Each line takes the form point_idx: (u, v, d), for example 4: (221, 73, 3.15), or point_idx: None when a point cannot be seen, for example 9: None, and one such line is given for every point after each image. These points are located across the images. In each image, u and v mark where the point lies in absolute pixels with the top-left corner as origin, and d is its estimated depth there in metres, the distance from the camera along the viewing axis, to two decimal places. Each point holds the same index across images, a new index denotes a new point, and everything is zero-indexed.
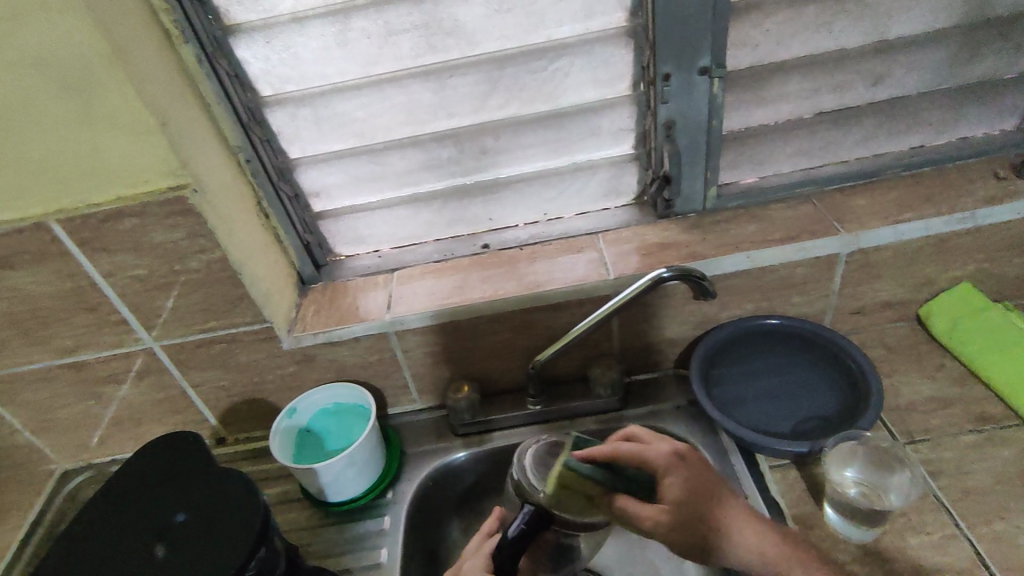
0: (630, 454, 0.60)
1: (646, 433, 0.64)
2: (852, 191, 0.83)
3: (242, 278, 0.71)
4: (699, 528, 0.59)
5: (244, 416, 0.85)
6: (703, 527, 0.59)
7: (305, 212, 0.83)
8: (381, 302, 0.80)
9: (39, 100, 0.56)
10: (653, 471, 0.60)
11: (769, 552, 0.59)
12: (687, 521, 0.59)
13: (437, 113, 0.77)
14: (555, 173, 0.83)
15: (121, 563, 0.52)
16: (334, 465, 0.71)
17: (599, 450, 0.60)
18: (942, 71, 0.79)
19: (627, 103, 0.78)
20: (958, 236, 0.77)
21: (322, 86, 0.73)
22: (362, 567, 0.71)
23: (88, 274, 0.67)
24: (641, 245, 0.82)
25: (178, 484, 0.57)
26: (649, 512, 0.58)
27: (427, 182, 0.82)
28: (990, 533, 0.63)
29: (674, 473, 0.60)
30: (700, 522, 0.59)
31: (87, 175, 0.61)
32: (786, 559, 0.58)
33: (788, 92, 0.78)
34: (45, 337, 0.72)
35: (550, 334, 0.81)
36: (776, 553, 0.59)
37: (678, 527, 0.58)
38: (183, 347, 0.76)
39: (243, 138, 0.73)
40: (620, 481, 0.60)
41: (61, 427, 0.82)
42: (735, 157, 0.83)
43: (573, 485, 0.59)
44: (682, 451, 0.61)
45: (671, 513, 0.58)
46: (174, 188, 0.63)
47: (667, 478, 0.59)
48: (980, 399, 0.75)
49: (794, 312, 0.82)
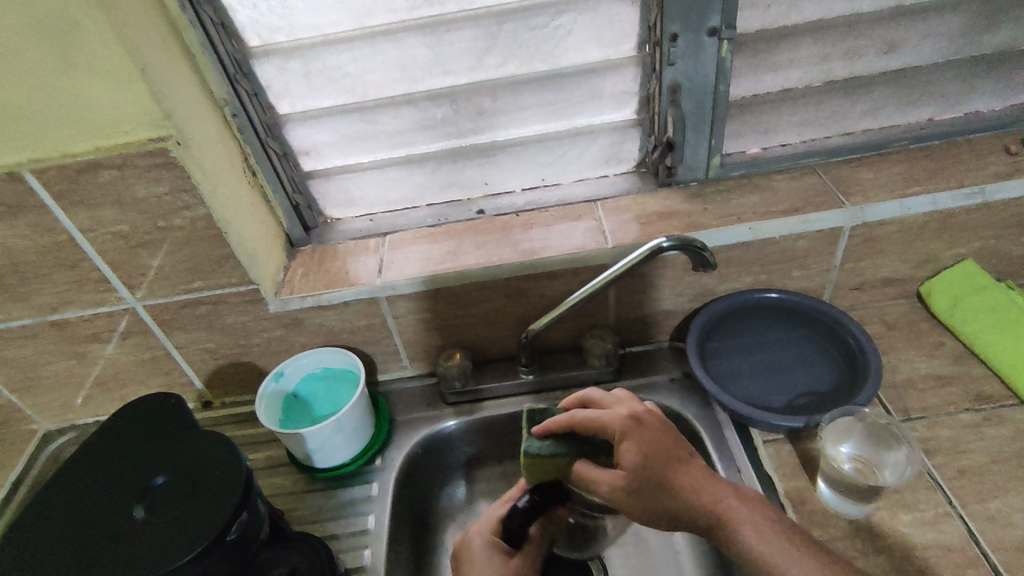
0: (587, 421, 0.58)
1: (603, 395, 0.61)
2: (859, 163, 0.80)
3: (227, 237, 0.68)
4: (661, 497, 0.54)
5: (231, 379, 0.83)
6: (661, 500, 0.54)
7: (294, 171, 0.80)
8: (372, 267, 0.78)
9: (9, 40, 0.52)
10: (609, 435, 0.57)
11: (726, 513, 0.53)
12: (646, 491, 0.54)
13: (432, 70, 0.73)
14: (554, 137, 0.80)
15: (96, 523, 0.50)
16: (322, 431, 0.70)
17: (554, 420, 0.59)
18: (958, 40, 0.76)
19: (631, 65, 0.75)
20: (965, 212, 0.76)
21: (312, 37, 0.69)
22: (349, 533, 0.70)
23: (66, 229, 0.65)
24: (640, 214, 0.79)
25: (160, 446, 0.55)
26: (608, 477, 0.55)
27: (420, 143, 0.79)
28: (983, 511, 0.63)
29: (630, 438, 0.55)
30: (655, 490, 0.54)
31: (62, 123, 0.57)
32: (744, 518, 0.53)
33: (799, 58, 0.75)
34: (24, 294, 0.70)
35: (545, 303, 0.79)
36: (735, 512, 0.53)
37: (635, 495, 0.54)
38: (168, 308, 0.74)
39: (229, 90, 0.70)
40: (580, 458, 0.57)
41: (43, 386, 0.80)
42: (740, 125, 0.80)
43: (544, 457, 0.58)
44: (639, 415, 0.57)
45: (621, 478, 0.54)
46: (157, 139, 0.60)
47: (623, 444, 0.55)
48: (979, 378, 0.74)
49: (793, 286, 0.81)
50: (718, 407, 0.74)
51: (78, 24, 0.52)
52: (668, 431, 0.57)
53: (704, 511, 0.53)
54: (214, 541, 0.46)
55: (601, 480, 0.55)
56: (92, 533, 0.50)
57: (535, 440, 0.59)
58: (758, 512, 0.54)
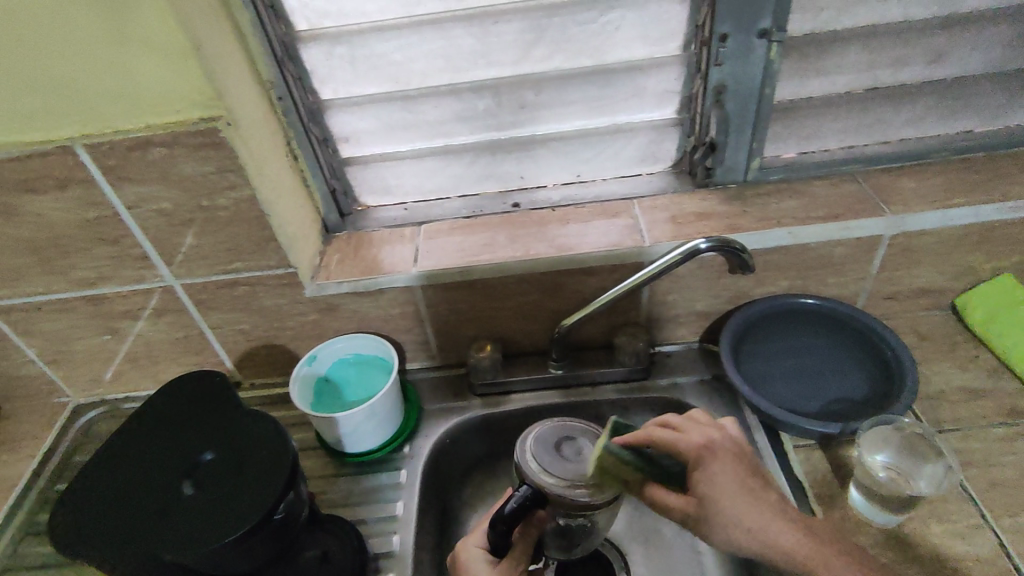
0: (662, 443, 0.57)
1: (681, 420, 0.59)
2: (899, 172, 0.80)
3: (270, 219, 0.68)
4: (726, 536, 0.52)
5: (261, 361, 0.83)
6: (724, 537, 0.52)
7: (333, 157, 0.80)
8: (407, 256, 0.78)
9: (71, 14, 0.52)
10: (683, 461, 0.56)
11: (792, 550, 0.51)
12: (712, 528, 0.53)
13: (477, 61, 0.73)
14: (594, 133, 0.80)
15: (143, 499, 0.51)
16: (356, 415, 0.71)
17: (634, 435, 0.59)
18: (1007, 51, 0.75)
19: (677, 63, 0.74)
20: (1005, 225, 0.75)
21: (361, 23, 0.69)
22: (377, 518, 0.71)
23: (111, 204, 0.65)
24: (677, 214, 0.79)
25: (206, 425, 0.56)
26: (680, 502, 0.55)
27: (460, 134, 0.79)
28: (1016, 526, 0.62)
29: (704, 467, 0.54)
30: (721, 527, 0.52)
31: (116, 99, 0.58)
32: (810, 558, 0.50)
33: (846, 63, 0.74)
34: (65, 267, 0.70)
35: (579, 299, 0.79)
36: (800, 550, 0.51)
37: (700, 528, 0.54)
38: (205, 287, 0.74)
39: (276, 74, 0.70)
40: (645, 475, 0.57)
41: (76, 360, 0.81)
42: (781, 129, 0.80)
43: (616, 470, 0.58)
44: (712, 442, 0.55)
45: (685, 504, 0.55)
46: (207, 118, 0.60)
47: (691, 472, 0.55)
48: (1013, 392, 0.74)
49: (827, 293, 0.80)
50: (750, 410, 0.74)
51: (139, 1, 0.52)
52: (744, 462, 0.55)
53: (775, 553, 0.51)
54: (261, 520, 0.47)
55: (664, 502, 0.56)
56: (140, 507, 0.50)
57: (614, 444, 0.58)
58: (826, 548, 0.51)
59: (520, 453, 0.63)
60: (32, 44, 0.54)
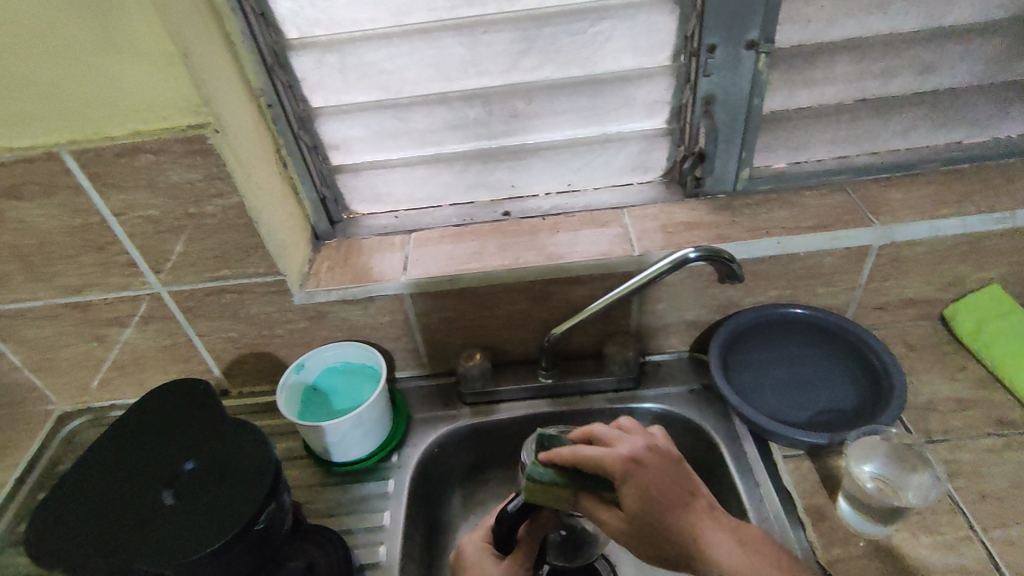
0: (588, 460, 0.53)
1: (607, 433, 0.57)
2: (888, 182, 0.80)
3: (258, 227, 0.68)
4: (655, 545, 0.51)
5: (249, 369, 0.83)
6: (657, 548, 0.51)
7: (323, 165, 0.80)
8: (397, 263, 0.78)
9: (59, 21, 0.52)
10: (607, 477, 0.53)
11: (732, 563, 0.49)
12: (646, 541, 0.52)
13: (467, 70, 0.73)
14: (584, 143, 0.80)
15: (124, 509, 0.50)
16: (342, 424, 0.70)
17: (557, 452, 0.55)
18: (994, 64, 0.76)
19: (666, 74, 0.75)
20: (993, 236, 0.76)
21: (351, 32, 0.69)
22: (365, 528, 0.70)
23: (99, 211, 0.65)
24: (667, 223, 0.79)
25: (191, 436, 0.55)
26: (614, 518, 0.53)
27: (450, 142, 0.80)
28: (1005, 537, 0.62)
29: (629, 482, 0.52)
30: (655, 539, 0.51)
31: (104, 106, 0.58)
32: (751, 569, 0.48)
33: (834, 75, 0.75)
34: (51, 274, 0.70)
35: (569, 308, 0.79)
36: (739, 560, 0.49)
37: (635, 543, 0.52)
38: (193, 295, 0.74)
39: (266, 81, 0.70)
40: (573, 490, 0.54)
41: (62, 367, 0.80)
42: (771, 139, 0.80)
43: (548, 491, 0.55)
44: (637, 455, 0.53)
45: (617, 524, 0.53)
46: (195, 126, 0.60)
47: (620, 489, 0.52)
48: (1001, 403, 0.74)
49: (817, 303, 0.80)
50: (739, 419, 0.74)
51: (127, 8, 0.52)
52: (669, 471, 0.53)
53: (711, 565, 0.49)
54: (240, 530, 0.47)
55: (601, 519, 0.54)
56: (121, 518, 0.49)
57: (540, 467, 0.56)
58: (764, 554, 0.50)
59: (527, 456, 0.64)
60: (18, 51, 0.54)
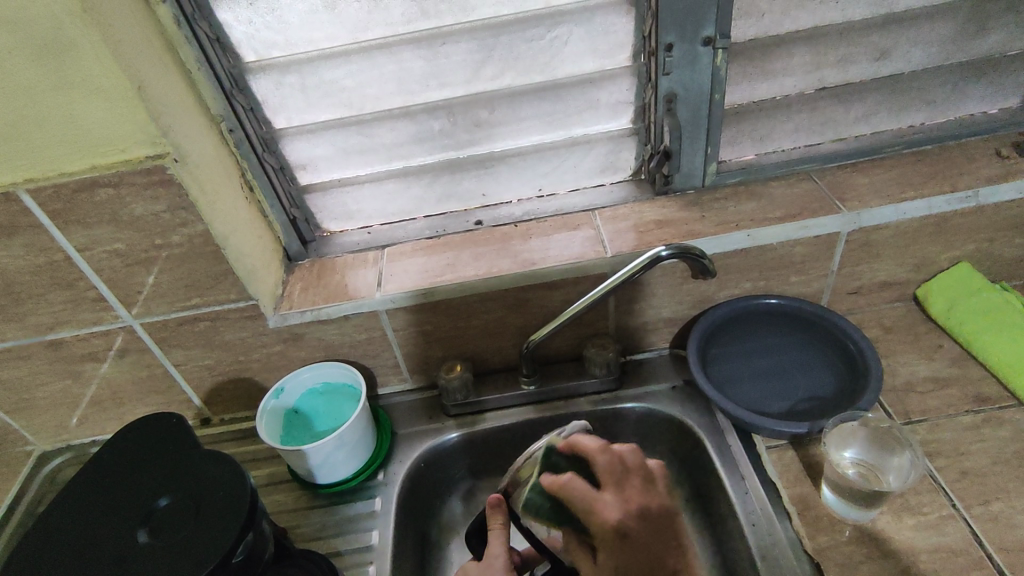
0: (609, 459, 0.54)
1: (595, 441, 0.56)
2: (854, 168, 0.81)
3: (226, 253, 0.68)
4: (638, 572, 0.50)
5: (230, 395, 0.82)
6: (665, 530, 0.52)
7: (291, 184, 0.79)
8: (371, 280, 0.78)
9: (5, 61, 0.51)
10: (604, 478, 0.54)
11: None
12: (619, 548, 0.50)
13: (428, 83, 0.73)
14: (552, 147, 0.81)
15: (98, 552, 0.50)
16: (324, 446, 0.70)
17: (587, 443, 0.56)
18: (949, 45, 0.77)
19: (627, 74, 0.75)
20: (960, 215, 0.76)
21: (308, 51, 0.69)
22: (353, 549, 0.70)
23: (62, 248, 0.64)
24: (639, 222, 0.79)
25: (165, 471, 0.55)
26: (606, 500, 0.52)
27: (417, 155, 0.79)
28: (987, 513, 0.63)
29: (615, 485, 0.53)
30: (671, 530, 0.52)
31: (58, 143, 0.57)
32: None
33: (792, 66, 0.75)
34: (20, 315, 0.69)
35: (546, 313, 0.79)
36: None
37: (625, 531, 0.51)
38: (166, 325, 0.73)
39: (225, 105, 0.70)
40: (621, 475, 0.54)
41: (39, 407, 0.79)
42: (735, 132, 0.81)
43: (544, 472, 0.56)
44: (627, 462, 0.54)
45: (622, 489, 0.53)
46: (154, 157, 0.59)
47: (608, 487, 0.53)
48: (978, 379, 0.75)
49: (791, 291, 0.81)
50: (721, 413, 0.74)
51: (73, 43, 0.51)
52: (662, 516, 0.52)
53: None
54: (218, 564, 0.46)
55: (650, 482, 0.54)
56: (95, 561, 0.49)
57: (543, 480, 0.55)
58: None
59: (536, 456, 0.60)
60: None
